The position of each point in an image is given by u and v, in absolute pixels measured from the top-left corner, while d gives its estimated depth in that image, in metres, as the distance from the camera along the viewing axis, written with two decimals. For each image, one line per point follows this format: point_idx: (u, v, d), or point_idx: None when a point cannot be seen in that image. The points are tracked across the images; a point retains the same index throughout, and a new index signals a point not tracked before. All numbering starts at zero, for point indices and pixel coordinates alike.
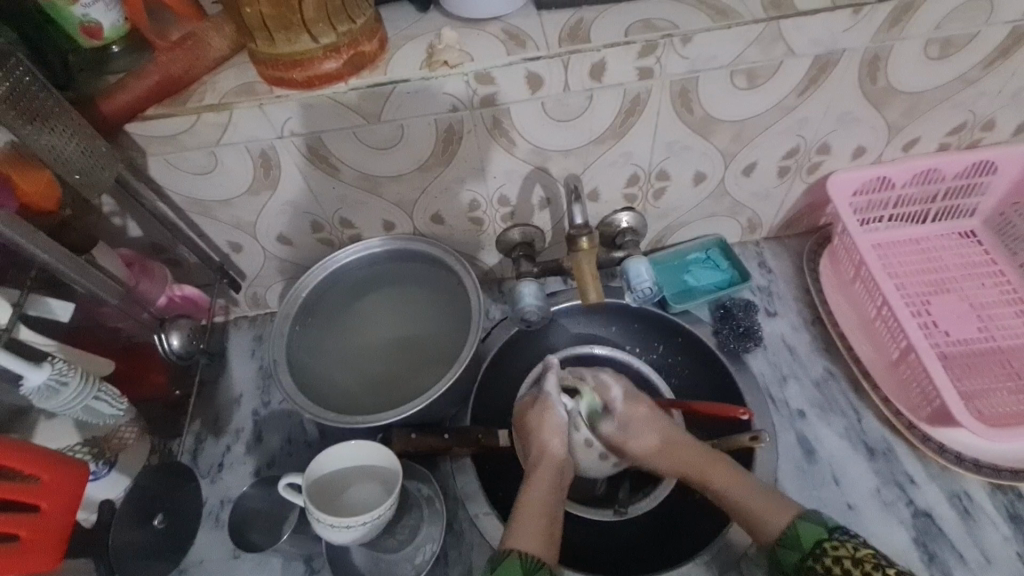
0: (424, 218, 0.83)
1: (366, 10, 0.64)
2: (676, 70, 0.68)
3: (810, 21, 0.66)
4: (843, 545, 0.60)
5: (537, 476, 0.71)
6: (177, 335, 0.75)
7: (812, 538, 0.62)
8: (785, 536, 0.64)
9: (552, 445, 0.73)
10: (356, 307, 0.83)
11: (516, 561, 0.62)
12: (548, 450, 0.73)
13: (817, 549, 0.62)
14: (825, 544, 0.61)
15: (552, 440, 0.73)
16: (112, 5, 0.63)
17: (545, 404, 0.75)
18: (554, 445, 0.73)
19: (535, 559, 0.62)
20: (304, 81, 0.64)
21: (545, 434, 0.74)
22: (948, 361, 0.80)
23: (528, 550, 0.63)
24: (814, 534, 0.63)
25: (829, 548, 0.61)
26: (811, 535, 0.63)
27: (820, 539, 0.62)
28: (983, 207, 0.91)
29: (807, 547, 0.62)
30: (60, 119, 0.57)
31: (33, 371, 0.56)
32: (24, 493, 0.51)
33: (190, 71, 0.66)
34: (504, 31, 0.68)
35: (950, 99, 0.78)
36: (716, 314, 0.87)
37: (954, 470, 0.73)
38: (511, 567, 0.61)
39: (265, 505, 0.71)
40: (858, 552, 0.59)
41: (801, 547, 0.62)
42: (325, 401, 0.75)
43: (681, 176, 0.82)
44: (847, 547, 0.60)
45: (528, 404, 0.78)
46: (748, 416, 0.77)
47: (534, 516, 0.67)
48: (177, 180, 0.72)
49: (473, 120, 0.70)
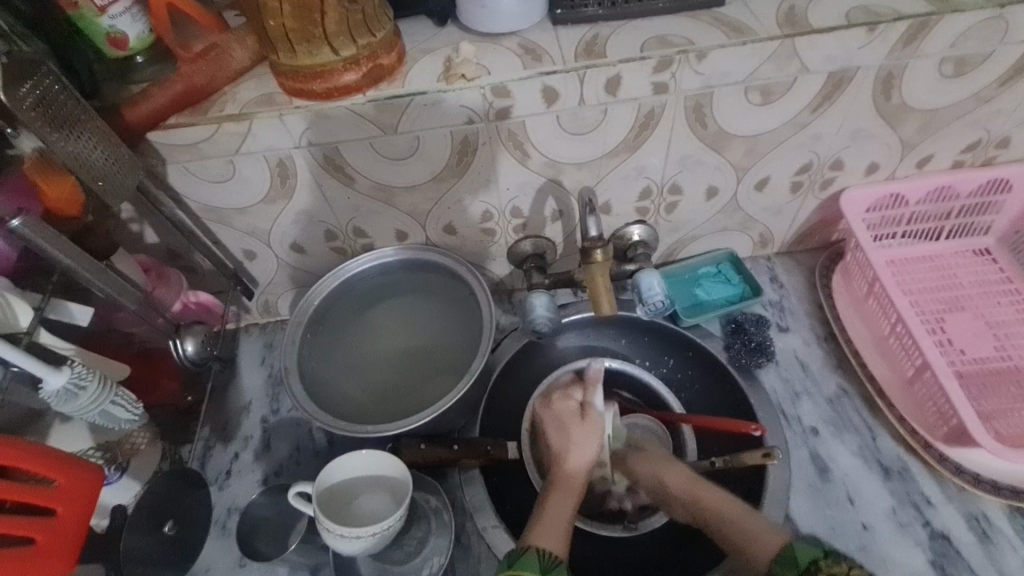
0: (436, 228, 0.83)
1: (385, 24, 0.66)
2: (691, 85, 0.69)
3: (825, 38, 0.66)
4: (839, 564, 0.58)
5: (562, 480, 0.71)
6: (192, 341, 0.75)
7: (808, 557, 0.60)
8: (780, 557, 0.61)
9: (579, 455, 0.73)
10: (368, 315, 0.84)
11: (534, 557, 0.62)
12: (575, 457, 0.73)
13: (812, 566, 0.59)
14: (821, 562, 0.58)
15: (581, 447, 0.73)
16: (139, 17, 0.65)
17: (584, 418, 0.75)
18: (580, 453, 0.73)
19: (552, 557, 0.63)
20: (324, 92, 0.65)
21: (573, 442, 0.74)
22: (964, 380, 0.79)
23: (547, 548, 0.64)
24: (810, 554, 0.60)
25: (824, 566, 0.58)
26: (805, 554, 0.60)
27: (816, 559, 0.59)
28: (998, 225, 0.90)
29: (803, 564, 0.59)
30: (86, 127, 0.58)
31: (54, 374, 0.56)
32: (41, 497, 0.51)
33: (213, 82, 0.67)
34: (521, 46, 0.69)
35: (964, 116, 0.78)
36: (727, 329, 0.87)
37: (971, 491, 0.72)
38: (530, 563, 0.62)
39: (272, 513, 0.71)
40: (852, 573, 0.56)
41: (797, 565, 0.59)
42: (335, 409, 0.75)
43: (693, 191, 0.82)
44: (840, 566, 0.57)
45: (561, 413, 0.77)
46: (761, 432, 0.77)
47: (557, 518, 0.67)
48: (194, 189, 0.73)
49: (487, 132, 0.71)
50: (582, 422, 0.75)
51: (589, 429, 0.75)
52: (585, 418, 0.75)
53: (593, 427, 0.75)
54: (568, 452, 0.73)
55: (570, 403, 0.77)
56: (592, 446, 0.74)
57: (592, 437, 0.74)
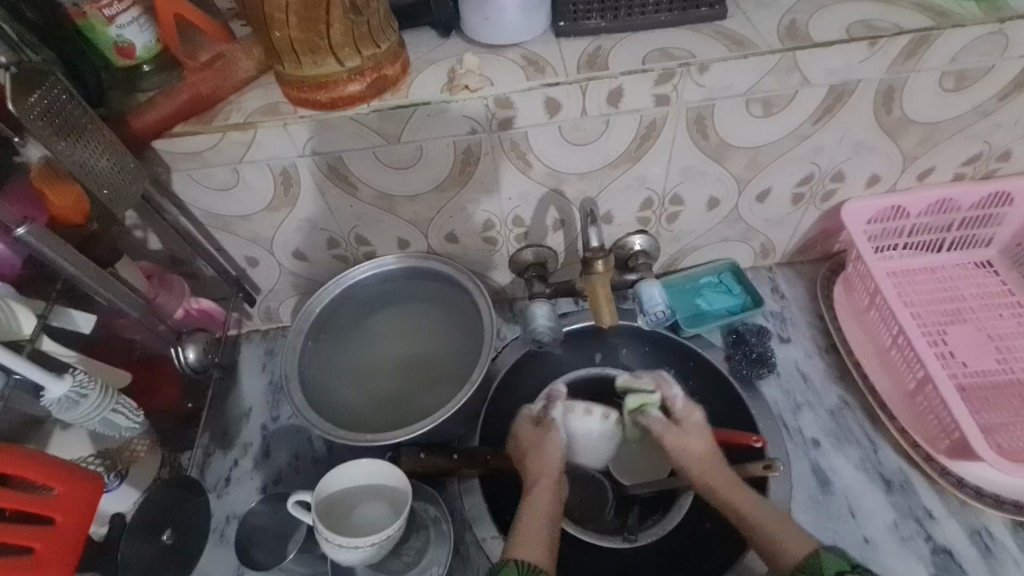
0: (439, 236, 0.84)
1: (390, 35, 0.66)
2: (693, 98, 0.69)
3: (826, 52, 0.67)
4: None
5: (537, 493, 0.70)
6: (194, 348, 0.75)
7: (834, 568, 0.59)
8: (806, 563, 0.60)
9: (549, 460, 0.73)
10: (369, 322, 0.84)
11: (511, 565, 0.61)
12: (542, 468, 0.72)
13: None
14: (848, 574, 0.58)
15: (546, 459, 0.73)
16: (146, 26, 0.65)
17: (546, 427, 0.76)
18: (551, 460, 0.73)
19: (530, 564, 0.61)
20: (328, 102, 0.66)
21: (539, 453, 0.74)
22: (966, 393, 0.79)
23: (526, 557, 0.62)
24: (835, 564, 0.59)
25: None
26: (833, 564, 0.59)
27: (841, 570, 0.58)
28: (999, 238, 0.90)
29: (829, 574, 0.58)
30: (91, 135, 0.58)
31: (54, 383, 0.57)
32: (38, 506, 0.50)
33: (218, 91, 0.68)
34: (524, 57, 0.70)
35: (965, 129, 0.78)
36: (728, 339, 0.86)
37: (974, 505, 0.71)
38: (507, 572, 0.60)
39: (270, 522, 0.71)
40: None
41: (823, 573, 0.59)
42: (334, 417, 0.75)
43: (694, 202, 0.83)
44: None
45: (526, 426, 0.77)
46: (762, 444, 0.77)
47: (534, 527, 0.66)
48: (198, 197, 0.74)
49: (490, 143, 0.71)
50: (540, 432, 0.76)
51: (548, 437, 0.75)
52: (547, 429, 0.76)
53: (552, 439, 0.75)
54: (537, 464, 0.73)
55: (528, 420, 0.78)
56: (557, 454, 0.73)
57: (555, 445, 0.74)
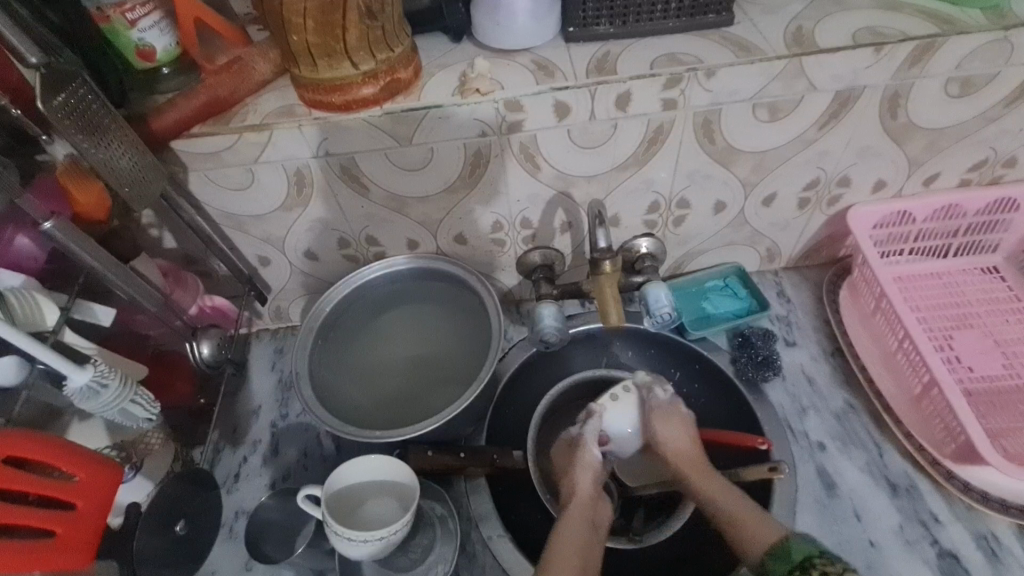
0: (447, 238, 0.85)
1: (403, 39, 0.68)
2: (700, 102, 0.70)
3: (832, 58, 0.68)
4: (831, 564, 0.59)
5: (572, 513, 0.71)
6: (208, 344, 0.77)
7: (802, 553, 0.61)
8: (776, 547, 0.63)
9: (580, 481, 0.74)
10: (378, 322, 0.85)
11: None
12: (577, 489, 0.74)
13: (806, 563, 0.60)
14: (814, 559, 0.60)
15: (580, 480, 0.74)
16: (166, 30, 0.67)
17: (577, 445, 0.78)
18: (583, 483, 0.74)
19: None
20: (342, 105, 0.68)
21: (572, 474, 0.75)
22: (972, 398, 0.79)
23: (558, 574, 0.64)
24: (804, 551, 0.61)
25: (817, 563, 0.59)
26: (800, 551, 0.62)
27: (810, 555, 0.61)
28: (1006, 244, 0.90)
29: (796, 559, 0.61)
30: (115, 135, 0.60)
31: (77, 372, 0.58)
32: (62, 490, 0.52)
33: (235, 94, 0.69)
34: (534, 62, 0.71)
35: (971, 135, 0.79)
36: (734, 342, 0.87)
37: (980, 510, 0.71)
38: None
39: (279, 517, 0.72)
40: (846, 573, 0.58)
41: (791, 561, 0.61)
42: (342, 416, 0.76)
43: (702, 205, 0.84)
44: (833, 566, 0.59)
45: (562, 446, 0.80)
46: (767, 446, 0.77)
47: (570, 549, 0.67)
48: (213, 196, 0.75)
49: (500, 145, 0.72)
50: (575, 454, 0.77)
51: (580, 461, 0.76)
52: (577, 448, 0.77)
53: (585, 461, 0.76)
54: (572, 485, 0.74)
55: (564, 441, 0.81)
56: (588, 472, 0.75)
57: (587, 468, 0.75)
